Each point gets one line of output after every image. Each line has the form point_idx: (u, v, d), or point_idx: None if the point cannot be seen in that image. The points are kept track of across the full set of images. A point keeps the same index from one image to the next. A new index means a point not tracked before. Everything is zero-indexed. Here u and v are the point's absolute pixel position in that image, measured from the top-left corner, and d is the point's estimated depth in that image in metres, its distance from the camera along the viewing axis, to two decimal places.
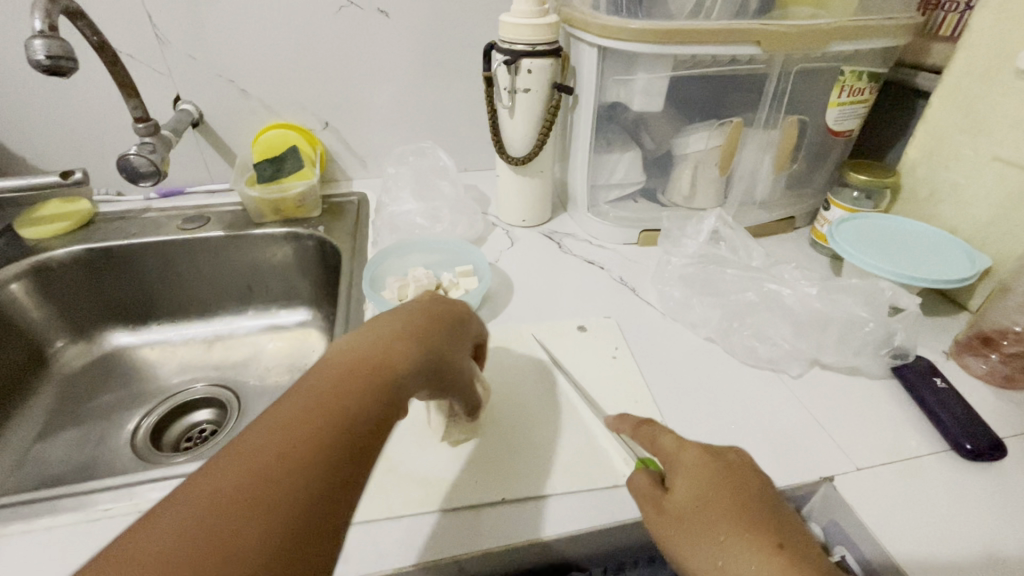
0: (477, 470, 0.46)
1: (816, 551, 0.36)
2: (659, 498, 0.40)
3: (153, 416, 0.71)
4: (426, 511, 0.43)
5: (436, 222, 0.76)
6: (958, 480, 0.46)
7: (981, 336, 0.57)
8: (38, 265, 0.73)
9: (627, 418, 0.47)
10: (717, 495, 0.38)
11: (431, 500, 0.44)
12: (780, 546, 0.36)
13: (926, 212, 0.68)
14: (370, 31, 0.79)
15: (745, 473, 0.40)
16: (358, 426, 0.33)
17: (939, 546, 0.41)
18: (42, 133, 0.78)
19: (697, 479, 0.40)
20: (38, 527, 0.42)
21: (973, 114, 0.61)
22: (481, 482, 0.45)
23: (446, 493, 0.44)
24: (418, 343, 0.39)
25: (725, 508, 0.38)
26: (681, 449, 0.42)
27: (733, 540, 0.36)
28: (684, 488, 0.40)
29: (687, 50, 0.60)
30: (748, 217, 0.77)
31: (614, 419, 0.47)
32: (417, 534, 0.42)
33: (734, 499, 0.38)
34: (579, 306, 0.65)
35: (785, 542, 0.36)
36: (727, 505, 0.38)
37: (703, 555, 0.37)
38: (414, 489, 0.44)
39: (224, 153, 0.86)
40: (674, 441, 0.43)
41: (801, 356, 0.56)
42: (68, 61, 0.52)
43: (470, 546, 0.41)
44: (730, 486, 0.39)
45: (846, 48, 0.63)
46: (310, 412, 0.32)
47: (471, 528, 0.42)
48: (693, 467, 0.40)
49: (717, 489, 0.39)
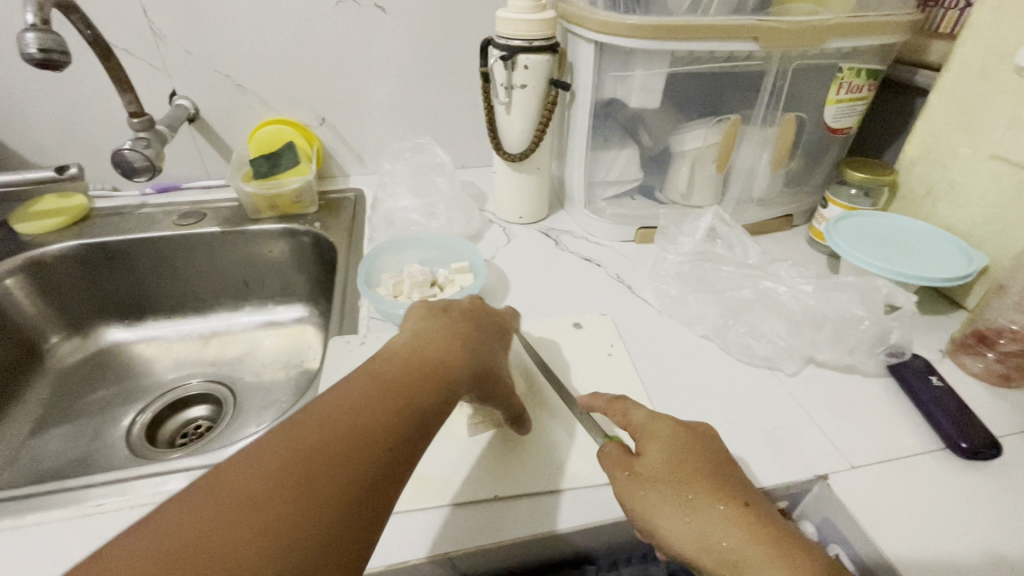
0: (486, 465, 0.46)
1: (773, 510, 0.39)
2: (631, 463, 0.41)
3: (150, 411, 0.71)
4: (440, 506, 0.43)
5: (432, 219, 0.76)
6: (954, 480, 0.45)
7: (976, 334, 0.56)
8: (33, 260, 0.73)
9: (600, 395, 0.47)
10: (688, 459, 0.40)
11: (443, 495, 0.44)
12: (746, 503, 0.38)
13: (924, 210, 0.68)
14: (367, 26, 0.78)
15: (711, 441, 0.42)
16: (412, 422, 0.37)
17: (935, 545, 0.41)
18: (37, 128, 0.78)
19: (669, 443, 0.41)
20: (30, 523, 0.42)
21: (971, 112, 0.61)
22: (491, 477, 0.45)
23: (458, 488, 0.44)
24: (470, 349, 0.45)
25: (696, 470, 0.39)
26: (652, 418, 0.43)
27: (703, 499, 0.38)
28: (658, 452, 0.41)
29: (684, 46, 0.59)
30: (746, 214, 0.76)
31: (586, 397, 0.47)
32: (429, 528, 0.41)
33: (704, 461, 0.40)
34: (575, 302, 0.65)
35: (750, 500, 0.38)
36: (698, 467, 0.40)
37: (673, 514, 0.38)
38: (427, 484, 0.44)
39: (220, 148, 0.85)
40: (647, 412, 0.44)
41: (797, 354, 0.56)
42: (60, 55, 0.51)
43: (486, 539, 0.41)
44: (699, 450, 0.41)
45: (844, 45, 0.62)
46: (361, 410, 0.36)
47: (486, 521, 0.42)
48: (666, 432, 0.42)
49: (688, 453, 0.40)
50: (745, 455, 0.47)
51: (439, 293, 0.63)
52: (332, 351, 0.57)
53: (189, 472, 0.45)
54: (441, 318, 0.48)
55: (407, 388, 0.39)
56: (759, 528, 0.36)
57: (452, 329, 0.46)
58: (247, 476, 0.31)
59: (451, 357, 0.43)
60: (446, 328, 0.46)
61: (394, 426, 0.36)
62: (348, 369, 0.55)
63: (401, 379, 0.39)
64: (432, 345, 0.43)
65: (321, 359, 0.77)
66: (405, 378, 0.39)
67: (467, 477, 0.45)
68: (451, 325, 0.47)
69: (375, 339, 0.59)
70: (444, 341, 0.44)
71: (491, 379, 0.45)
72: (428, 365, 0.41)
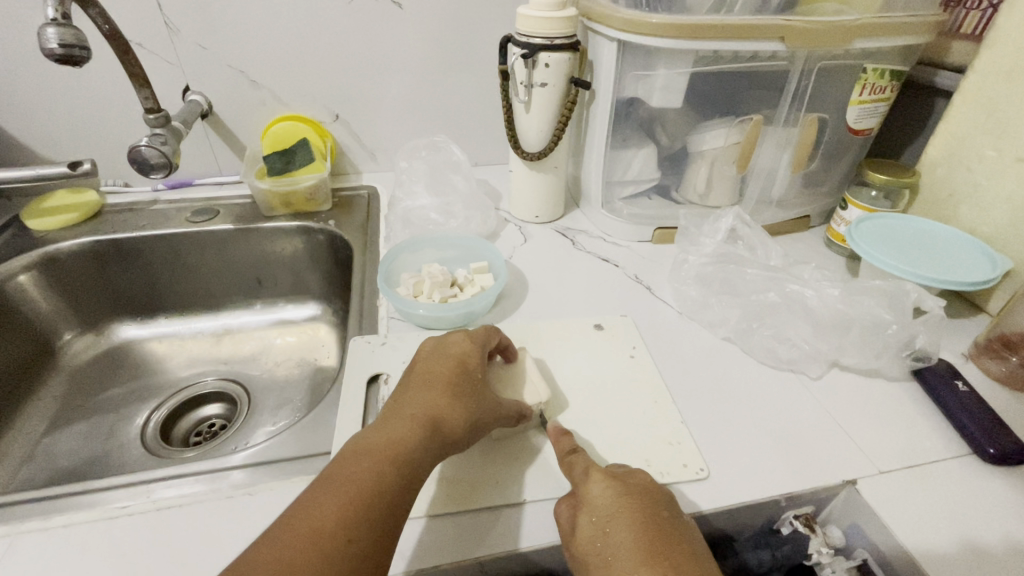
0: (462, 473, 0.45)
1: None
2: (568, 537, 0.40)
3: (165, 408, 0.71)
4: (419, 516, 0.42)
5: (449, 218, 0.75)
6: (984, 485, 0.45)
7: (1001, 338, 0.57)
8: (46, 256, 0.72)
9: (564, 439, 0.45)
10: (612, 533, 0.38)
11: (427, 503, 0.43)
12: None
13: (945, 212, 0.68)
14: (383, 22, 0.77)
15: (646, 502, 0.39)
16: (382, 504, 0.37)
17: (970, 554, 0.41)
18: (47, 123, 0.77)
19: (595, 514, 0.39)
20: (55, 525, 0.41)
21: (996, 115, 0.60)
22: (465, 487, 0.44)
23: (433, 498, 0.43)
24: (427, 416, 0.42)
25: (619, 546, 0.37)
26: (588, 483, 0.41)
27: None
28: (587, 527, 0.39)
29: (709, 46, 0.58)
30: (764, 216, 0.76)
31: (554, 433, 0.46)
32: (420, 538, 0.41)
33: (629, 534, 0.37)
34: (594, 304, 0.65)
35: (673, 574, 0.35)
36: (624, 545, 0.37)
37: None
38: (430, 488, 0.44)
39: (235, 145, 0.85)
40: (585, 470, 0.42)
41: (822, 357, 0.56)
42: (82, 50, 0.51)
43: (469, 551, 0.40)
44: (624, 521, 0.38)
45: (869, 45, 0.62)
46: (320, 515, 0.35)
47: (464, 534, 0.41)
48: (595, 499, 0.40)
49: (612, 528, 0.38)
50: (769, 461, 0.47)
51: (458, 293, 0.63)
52: (352, 352, 0.57)
53: (213, 473, 0.45)
54: (409, 388, 0.46)
55: (366, 481, 0.37)
56: None
57: (416, 399, 0.44)
58: None
59: (409, 437, 0.40)
60: (406, 397, 0.45)
61: (358, 526, 0.35)
62: (369, 371, 0.54)
63: (357, 474, 0.37)
64: (391, 425, 0.42)
65: (334, 358, 0.76)
66: (361, 471, 0.38)
67: (443, 484, 0.44)
68: (412, 392, 0.45)
69: (396, 339, 0.58)
70: (403, 416, 0.42)
71: (456, 438, 0.43)
72: (384, 453, 0.39)
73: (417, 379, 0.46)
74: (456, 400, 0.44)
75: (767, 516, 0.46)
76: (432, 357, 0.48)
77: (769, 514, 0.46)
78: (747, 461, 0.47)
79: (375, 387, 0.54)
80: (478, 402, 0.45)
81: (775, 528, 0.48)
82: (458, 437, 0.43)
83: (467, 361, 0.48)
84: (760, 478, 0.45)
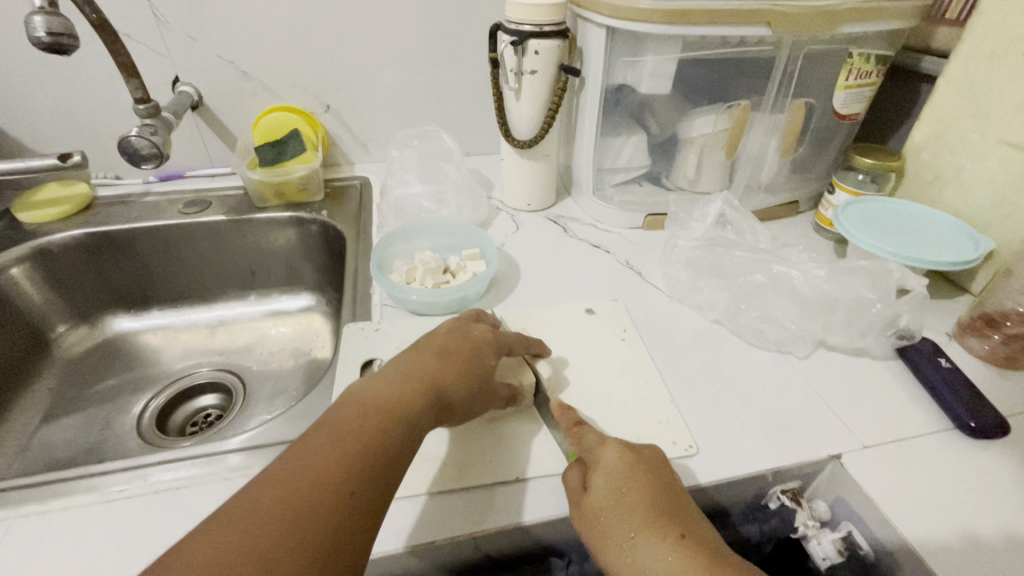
0: (454, 453, 0.46)
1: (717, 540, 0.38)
2: (579, 497, 0.40)
3: (160, 398, 0.71)
4: (413, 495, 0.43)
5: (441, 206, 0.76)
6: (964, 458, 0.47)
7: (983, 317, 0.58)
8: (38, 249, 0.72)
9: (570, 413, 0.46)
10: (630, 492, 0.39)
11: (422, 483, 0.44)
12: (683, 535, 0.37)
13: (929, 195, 0.69)
14: (373, 11, 0.77)
15: (657, 467, 0.41)
16: (383, 462, 0.37)
17: (950, 523, 0.42)
18: (36, 116, 0.77)
19: (613, 476, 0.40)
20: (53, 509, 0.42)
21: (978, 98, 0.61)
22: (459, 466, 0.45)
23: (433, 476, 0.44)
24: (432, 384, 0.42)
25: (638, 503, 0.39)
26: (602, 449, 0.42)
27: (643, 534, 0.37)
28: (601, 486, 0.40)
29: (696, 31, 0.59)
30: (753, 201, 0.77)
31: (558, 406, 0.46)
32: (417, 515, 0.42)
33: (646, 493, 0.39)
34: (586, 289, 0.66)
35: (687, 530, 0.37)
36: (639, 503, 0.39)
37: (618, 552, 0.37)
38: (424, 468, 0.45)
39: (225, 136, 0.85)
40: (597, 438, 0.43)
41: (808, 337, 0.57)
42: (70, 39, 0.51)
43: (471, 526, 0.41)
44: (641, 482, 0.40)
45: (855, 30, 0.62)
46: (324, 463, 0.35)
47: (458, 511, 0.42)
48: (610, 463, 0.41)
49: (629, 488, 0.39)
50: (756, 437, 0.48)
51: (451, 280, 0.63)
52: (346, 338, 0.57)
53: (209, 457, 0.46)
54: (416, 354, 0.46)
55: (371, 437, 0.37)
56: (695, 559, 0.35)
57: (421, 365, 0.44)
58: (221, 540, 0.30)
59: (414, 400, 0.41)
60: (412, 362, 0.44)
61: (361, 480, 0.35)
62: (363, 356, 0.55)
63: (361, 428, 0.37)
64: (395, 386, 0.41)
65: (329, 348, 0.77)
66: (366, 426, 0.38)
67: (443, 462, 0.45)
68: (419, 358, 0.45)
69: (389, 325, 0.59)
70: (408, 379, 0.42)
71: (453, 409, 0.43)
72: (389, 411, 0.39)
73: (425, 346, 0.47)
74: (463, 372, 0.45)
75: (755, 491, 0.47)
76: (444, 332, 0.48)
77: (757, 489, 0.47)
78: (735, 438, 0.48)
79: (369, 372, 0.54)
80: (483, 377, 0.46)
81: (762, 503, 0.49)
82: (456, 404, 0.43)
83: (478, 336, 0.48)
84: (748, 454, 0.46)
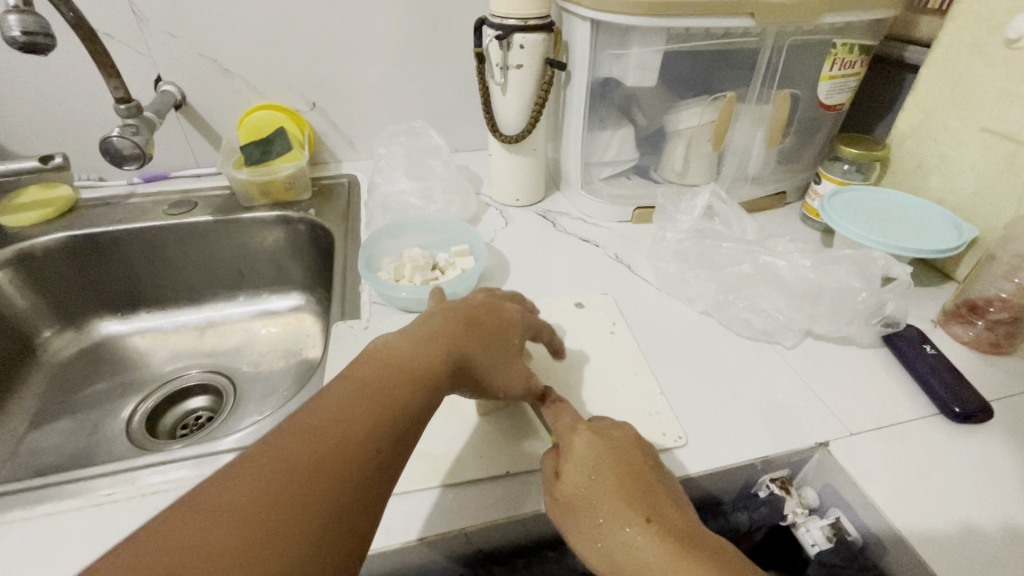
0: (446, 450, 0.46)
1: (697, 523, 0.37)
2: (551, 484, 0.40)
3: (150, 401, 0.71)
4: (405, 492, 0.43)
5: (429, 202, 0.75)
6: (950, 442, 0.47)
7: (967, 304, 0.58)
8: (21, 253, 0.71)
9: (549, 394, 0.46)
10: (599, 480, 0.39)
11: (414, 479, 0.43)
12: (649, 519, 0.36)
13: (914, 184, 0.69)
14: (356, 7, 0.77)
15: (628, 450, 0.40)
16: (394, 434, 0.35)
17: (935, 507, 0.42)
18: (16, 117, 0.75)
19: (581, 465, 0.40)
20: (39, 514, 0.41)
21: (961, 86, 0.62)
22: (451, 462, 0.45)
23: (428, 472, 0.44)
24: (452, 354, 0.40)
25: (605, 489, 0.38)
26: (573, 436, 0.41)
27: (611, 521, 0.37)
28: (572, 474, 0.40)
29: (680, 23, 0.59)
30: (741, 192, 0.77)
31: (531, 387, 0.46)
32: (410, 511, 0.42)
33: (615, 479, 0.38)
34: (576, 283, 0.66)
35: (654, 515, 0.36)
36: (609, 489, 0.38)
37: (586, 538, 0.38)
38: (417, 465, 0.44)
39: (210, 135, 0.84)
40: (570, 422, 0.42)
41: (795, 327, 0.57)
42: (45, 38, 0.50)
43: (465, 521, 0.41)
44: (610, 469, 0.39)
45: (837, 20, 0.62)
46: (336, 429, 0.34)
47: (449, 507, 0.42)
48: (580, 452, 0.40)
49: (597, 477, 0.39)
50: (745, 427, 0.48)
51: (439, 276, 0.63)
52: (336, 336, 0.57)
53: (198, 459, 0.45)
54: (438, 319, 0.43)
55: (384, 407, 0.36)
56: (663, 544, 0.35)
57: (443, 332, 0.42)
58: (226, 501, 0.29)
59: (431, 371, 0.39)
60: (432, 328, 0.42)
61: (370, 451, 0.34)
62: (352, 354, 0.55)
63: (375, 396, 0.36)
64: (415, 354, 0.39)
65: (320, 347, 0.77)
66: (380, 395, 0.36)
67: (438, 458, 0.45)
68: (440, 325, 0.42)
69: (378, 323, 0.59)
70: (429, 347, 0.40)
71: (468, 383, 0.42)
72: (405, 381, 0.37)
73: (449, 312, 0.44)
74: (483, 346, 0.43)
75: (744, 480, 0.47)
76: (466, 302, 0.46)
77: (747, 478, 0.48)
78: (724, 427, 0.48)
79: None
80: (503, 354, 0.44)
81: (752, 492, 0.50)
82: (471, 377, 0.42)
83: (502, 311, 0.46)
84: (737, 443, 0.47)
